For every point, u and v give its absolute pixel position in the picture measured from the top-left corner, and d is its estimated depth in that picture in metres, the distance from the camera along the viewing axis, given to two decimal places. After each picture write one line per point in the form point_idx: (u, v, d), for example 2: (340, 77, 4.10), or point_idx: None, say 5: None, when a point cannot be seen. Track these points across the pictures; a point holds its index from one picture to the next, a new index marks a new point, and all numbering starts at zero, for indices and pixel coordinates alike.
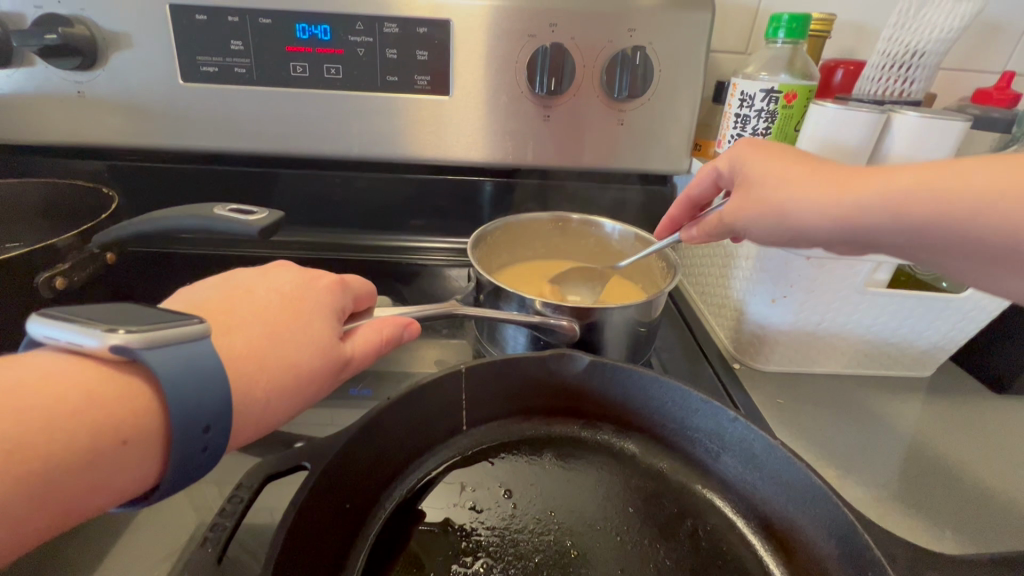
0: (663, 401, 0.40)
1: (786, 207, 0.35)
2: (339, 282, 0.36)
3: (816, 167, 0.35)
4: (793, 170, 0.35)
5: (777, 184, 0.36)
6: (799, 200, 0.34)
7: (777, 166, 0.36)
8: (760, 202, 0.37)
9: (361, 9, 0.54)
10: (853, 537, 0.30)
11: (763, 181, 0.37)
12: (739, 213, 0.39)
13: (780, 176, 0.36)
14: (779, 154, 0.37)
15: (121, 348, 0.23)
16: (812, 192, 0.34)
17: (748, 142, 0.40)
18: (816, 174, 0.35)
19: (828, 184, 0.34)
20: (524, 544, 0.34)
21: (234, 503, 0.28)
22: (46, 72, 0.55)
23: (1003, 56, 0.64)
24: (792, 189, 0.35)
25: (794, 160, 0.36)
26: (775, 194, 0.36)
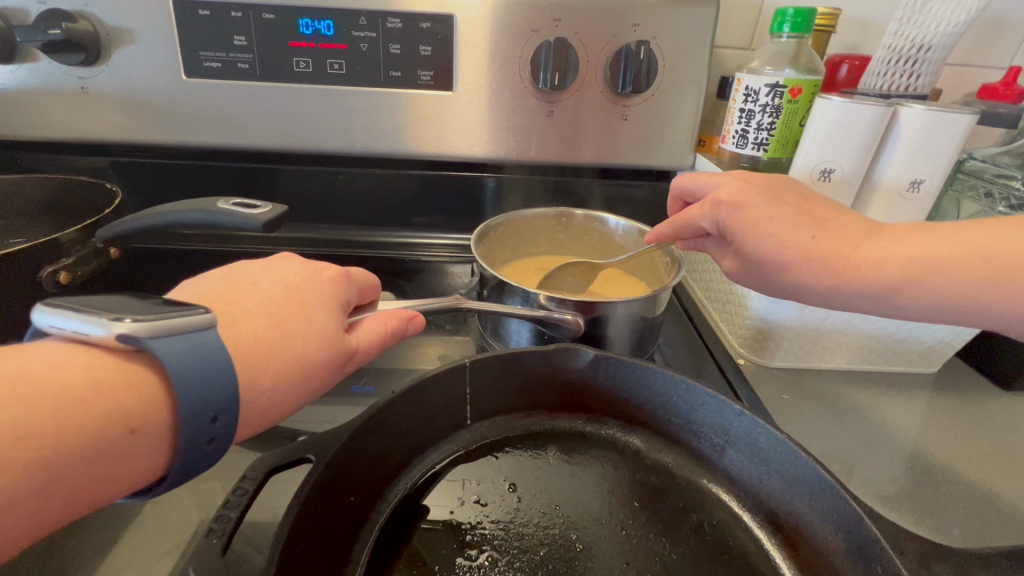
0: (667, 395, 0.39)
1: (793, 285, 0.37)
2: (344, 275, 0.36)
3: (813, 245, 0.35)
4: (790, 255, 0.36)
5: (778, 268, 0.37)
6: (804, 283, 0.36)
7: (778, 246, 0.36)
8: (766, 276, 0.38)
9: (364, 4, 0.54)
10: (861, 531, 0.30)
11: (764, 262, 0.37)
12: (747, 276, 0.40)
13: (779, 259, 0.36)
14: (773, 227, 0.36)
15: (128, 338, 0.23)
16: (818, 278, 0.36)
17: (733, 205, 0.38)
18: (817, 256, 0.35)
19: (831, 271, 0.35)
20: (529, 538, 0.34)
21: (239, 494, 0.28)
22: (50, 68, 0.55)
23: (1008, 51, 0.64)
24: (795, 272, 0.36)
25: (789, 235, 0.36)
26: (778, 274, 0.37)
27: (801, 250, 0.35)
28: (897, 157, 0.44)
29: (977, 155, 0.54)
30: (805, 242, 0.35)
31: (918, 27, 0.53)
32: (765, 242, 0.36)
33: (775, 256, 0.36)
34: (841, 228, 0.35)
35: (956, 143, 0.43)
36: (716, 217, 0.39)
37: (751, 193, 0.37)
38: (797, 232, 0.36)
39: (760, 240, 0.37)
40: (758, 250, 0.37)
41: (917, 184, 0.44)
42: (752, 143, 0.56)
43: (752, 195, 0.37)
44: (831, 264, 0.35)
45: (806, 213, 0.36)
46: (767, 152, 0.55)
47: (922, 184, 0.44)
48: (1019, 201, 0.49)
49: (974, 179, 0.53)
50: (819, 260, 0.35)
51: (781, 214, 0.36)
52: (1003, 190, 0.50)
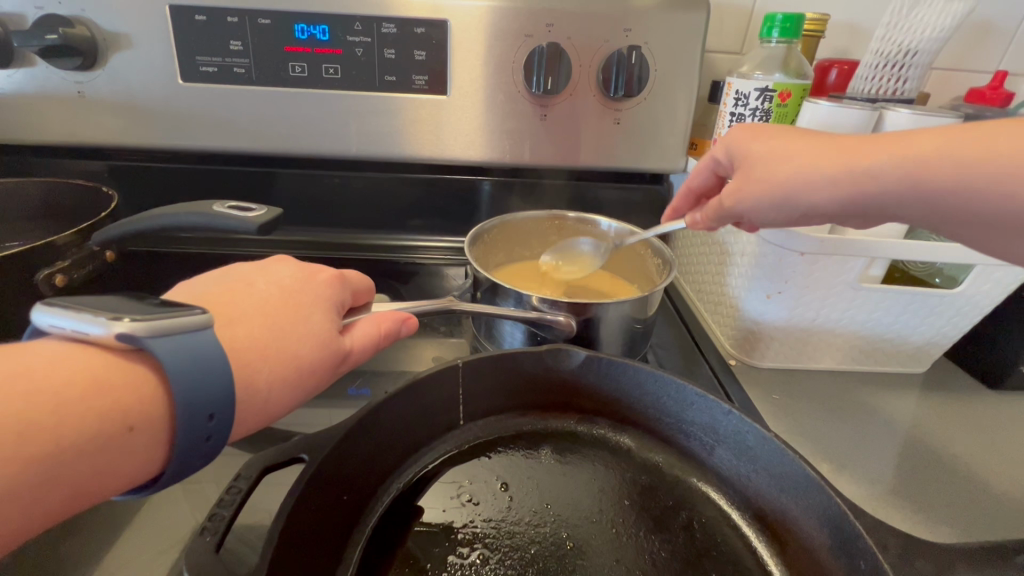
0: (658, 395, 0.40)
1: (791, 183, 0.34)
2: (338, 277, 0.36)
3: (819, 142, 0.34)
4: (796, 148, 0.35)
5: (780, 163, 0.35)
6: (805, 178, 0.34)
7: (774, 144, 0.36)
8: (763, 180, 0.36)
9: (359, 9, 0.54)
10: (846, 527, 0.31)
11: (766, 159, 0.36)
12: (744, 196, 0.37)
13: (784, 154, 0.35)
14: (779, 135, 0.36)
15: (128, 337, 0.23)
16: (819, 171, 0.33)
17: (743, 127, 0.39)
18: (819, 153, 0.34)
19: (832, 160, 0.33)
20: (520, 536, 0.35)
21: (232, 493, 0.28)
22: (47, 72, 0.55)
23: (995, 56, 0.65)
24: (795, 167, 0.34)
25: (796, 139, 0.35)
26: (778, 172, 0.35)
27: (795, 146, 0.35)
28: None
29: None
30: (801, 140, 0.35)
31: (904, 32, 0.54)
32: (763, 145, 0.36)
33: (768, 156, 0.36)
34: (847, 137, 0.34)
35: None
36: (719, 144, 0.41)
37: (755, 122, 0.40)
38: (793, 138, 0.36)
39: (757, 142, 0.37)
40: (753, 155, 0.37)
41: None
42: None
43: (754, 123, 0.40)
44: (828, 153, 0.34)
45: (803, 131, 0.37)
46: None
47: None
48: None
49: None
50: (815, 152, 0.34)
51: (787, 128, 0.37)
52: None
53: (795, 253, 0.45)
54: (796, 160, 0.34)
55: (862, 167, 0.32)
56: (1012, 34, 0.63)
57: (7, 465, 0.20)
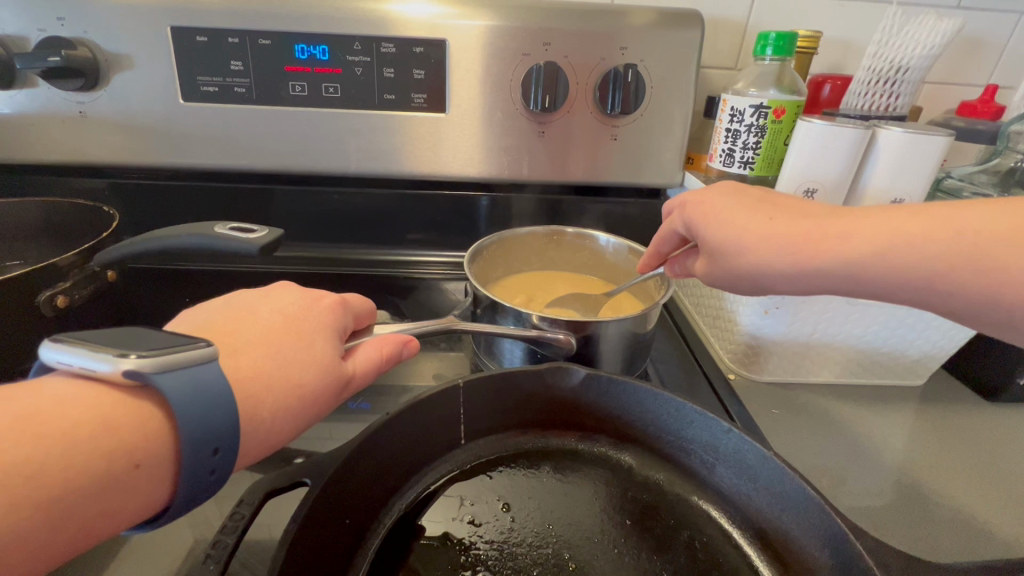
0: (658, 413, 0.40)
1: (755, 269, 0.36)
2: (341, 302, 0.37)
3: (767, 225, 0.36)
4: (748, 236, 0.36)
5: (737, 254, 0.37)
6: (763, 265, 0.36)
7: (734, 233, 0.37)
8: (727, 265, 0.38)
9: (359, 30, 0.55)
10: (845, 547, 0.31)
11: (726, 245, 0.38)
12: (715, 275, 0.40)
13: (741, 243, 0.37)
14: (731, 215, 0.38)
15: (134, 373, 0.23)
16: (776, 258, 0.35)
17: (697, 202, 0.40)
18: (773, 235, 0.36)
19: (787, 246, 0.35)
20: (522, 557, 0.35)
21: (236, 519, 0.28)
22: (49, 93, 0.56)
23: (986, 70, 0.66)
24: (755, 255, 0.36)
25: (748, 220, 0.37)
26: (739, 261, 0.37)
27: (754, 232, 0.36)
28: (878, 175, 0.45)
29: (955, 173, 0.55)
30: (761, 224, 0.36)
31: (895, 49, 0.55)
32: (720, 231, 0.38)
33: (731, 245, 0.37)
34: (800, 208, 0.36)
35: (934, 164, 0.44)
36: (677, 211, 0.42)
37: (713, 185, 0.41)
38: (750, 218, 0.37)
39: (715, 228, 0.38)
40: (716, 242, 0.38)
41: (897, 202, 0.45)
42: (738, 162, 0.57)
43: (710, 187, 0.41)
44: (786, 243, 0.35)
45: (764, 203, 0.37)
46: (753, 171, 0.57)
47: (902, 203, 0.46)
48: None
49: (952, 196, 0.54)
50: (776, 240, 0.35)
51: (736, 201, 0.38)
52: None
53: None
54: (754, 251, 0.36)
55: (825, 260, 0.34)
56: (1002, 49, 0.64)
57: (14, 509, 0.20)
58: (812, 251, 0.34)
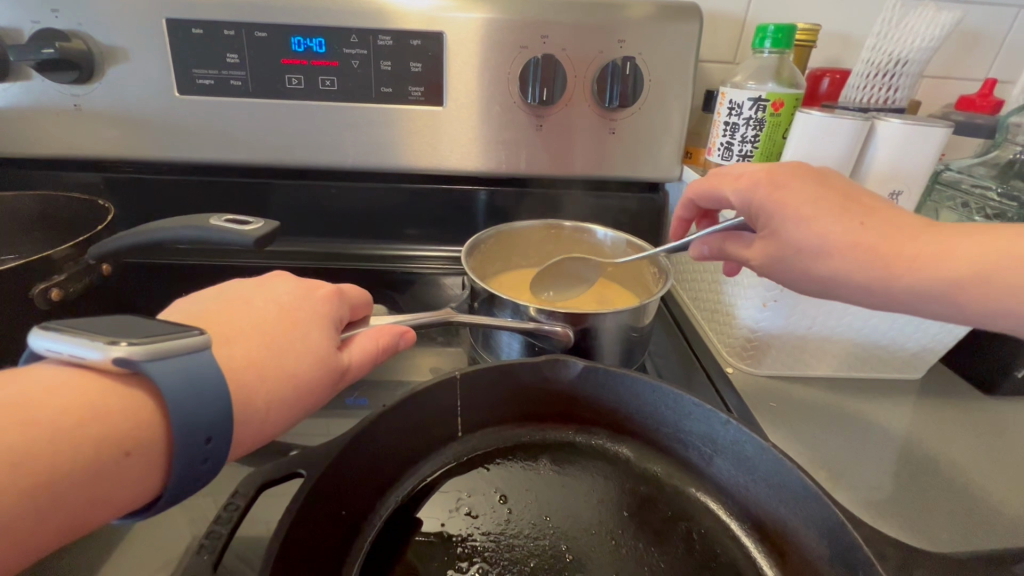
0: (656, 404, 0.40)
1: (831, 275, 0.35)
2: (337, 293, 0.37)
3: (859, 232, 0.34)
4: (837, 240, 0.34)
5: (818, 257, 0.35)
6: (844, 273, 0.35)
7: (819, 233, 0.35)
8: (799, 263, 0.36)
9: (356, 22, 0.55)
10: (844, 536, 0.31)
11: (804, 244, 0.35)
12: (776, 266, 0.38)
13: (828, 246, 0.34)
14: (815, 211, 0.35)
15: (125, 361, 0.23)
16: (861, 269, 0.34)
17: (772, 185, 0.37)
18: (861, 241, 0.34)
19: (874, 261, 0.34)
20: (519, 549, 0.35)
21: (230, 510, 0.28)
22: (43, 85, 0.55)
23: (984, 64, 0.66)
24: (840, 261, 0.34)
25: (833, 221, 0.34)
26: (818, 263, 0.35)
27: (841, 237, 0.34)
28: (877, 168, 0.45)
29: (954, 165, 0.55)
30: (849, 228, 0.34)
31: (894, 42, 0.55)
32: (803, 228, 0.35)
33: (810, 245, 0.35)
34: (885, 213, 0.35)
35: (932, 156, 0.44)
36: (742, 190, 0.38)
37: (787, 165, 0.37)
38: (836, 219, 0.34)
39: (799, 224, 0.35)
40: (792, 241, 0.36)
41: (895, 195, 0.45)
42: (737, 156, 0.57)
43: (786, 166, 0.37)
44: (875, 255, 0.34)
45: (847, 199, 0.35)
46: (752, 164, 0.56)
47: (900, 195, 0.45)
48: (994, 212, 0.51)
49: (951, 189, 0.54)
50: (863, 249, 0.34)
51: (821, 193, 0.35)
52: (980, 200, 0.52)
53: None
54: (837, 256, 0.34)
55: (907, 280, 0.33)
56: (1000, 42, 0.64)
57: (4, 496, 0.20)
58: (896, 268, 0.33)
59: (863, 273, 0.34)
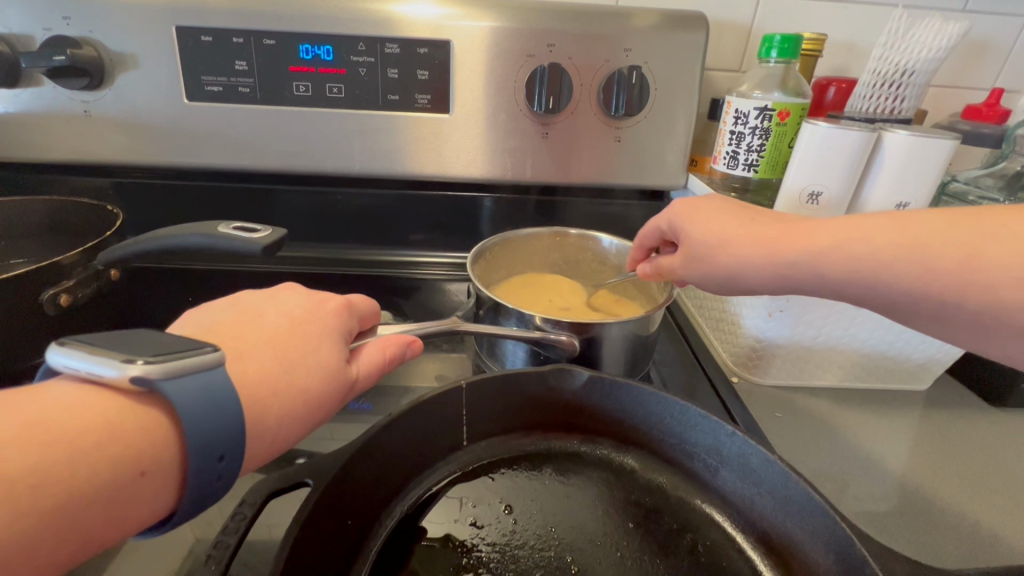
0: (661, 416, 0.40)
1: (731, 266, 0.38)
2: (347, 304, 0.37)
3: (751, 229, 0.37)
4: (727, 238, 0.38)
5: (716, 253, 0.39)
6: (741, 267, 0.37)
7: (714, 234, 0.39)
8: (706, 265, 0.40)
9: (363, 30, 0.55)
10: (852, 552, 0.31)
11: (705, 246, 0.39)
12: (695, 275, 0.41)
13: (717, 241, 0.39)
14: (714, 218, 0.40)
15: (142, 380, 0.23)
16: (751, 260, 0.37)
17: (685, 206, 0.42)
18: (753, 237, 0.37)
19: (762, 250, 0.36)
20: (523, 560, 0.34)
21: (237, 520, 0.28)
22: (54, 92, 0.56)
23: (992, 74, 0.66)
24: (731, 254, 0.38)
25: (730, 223, 0.38)
26: (717, 258, 0.39)
27: (731, 234, 0.38)
28: (883, 179, 0.45)
29: (961, 177, 0.55)
30: (741, 227, 0.38)
31: (900, 52, 0.55)
32: (702, 231, 0.40)
33: (709, 245, 0.39)
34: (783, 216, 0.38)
35: (940, 167, 0.44)
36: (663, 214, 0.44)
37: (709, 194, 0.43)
38: (732, 221, 0.39)
39: (699, 228, 0.40)
40: (695, 244, 0.40)
41: (903, 206, 0.45)
42: (742, 164, 0.57)
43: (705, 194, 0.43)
44: (762, 246, 0.36)
45: (751, 211, 0.39)
46: (757, 173, 0.56)
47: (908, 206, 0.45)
48: None
49: (958, 201, 0.54)
50: (749, 242, 0.37)
51: (720, 205, 0.40)
52: None
53: None
54: (728, 252, 0.38)
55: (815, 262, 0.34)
56: (1008, 52, 0.64)
57: (20, 515, 0.20)
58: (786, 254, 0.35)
59: (755, 261, 0.37)
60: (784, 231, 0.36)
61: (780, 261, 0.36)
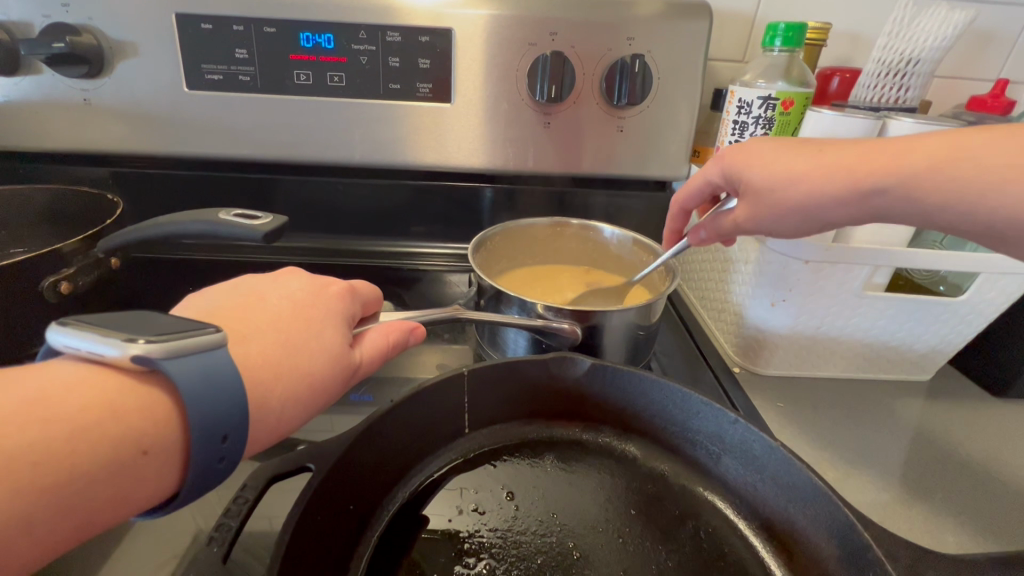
0: (664, 403, 0.40)
1: (804, 201, 0.36)
2: (349, 289, 0.37)
3: (821, 156, 0.35)
4: (800, 168, 0.36)
5: (788, 186, 0.36)
6: (819, 195, 0.35)
7: (783, 168, 0.36)
8: (774, 202, 0.37)
9: (364, 18, 0.55)
10: (854, 537, 0.30)
11: (773, 183, 0.37)
12: (758, 216, 0.39)
13: (786, 176, 0.36)
14: (775, 156, 0.37)
15: (144, 359, 0.23)
16: (834, 185, 0.34)
17: (736, 150, 0.40)
18: (827, 165, 0.35)
19: (846, 173, 0.34)
20: (526, 545, 0.34)
21: (239, 503, 0.28)
22: (53, 80, 0.56)
23: (996, 64, 0.65)
24: (808, 183, 0.35)
25: (798, 157, 0.36)
26: (787, 193, 0.36)
27: (805, 164, 0.36)
28: None
29: None
30: (812, 157, 0.36)
31: (905, 41, 0.54)
32: (765, 170, 0.37)
33: (779, 180, 0.37)
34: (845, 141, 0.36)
35: None
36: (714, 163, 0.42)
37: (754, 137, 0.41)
38: (800, 154, 0.36)
39: (762, 167, 0.37)
40: (761, 181, 0.37)
41: None
42: None
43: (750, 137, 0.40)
44: (847, 169, 0.34)
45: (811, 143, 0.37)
46: None
47: None
48: None
49: None
50: (829, 169, 0.35)
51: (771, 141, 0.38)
52: None
53: (800, 261, 0.45)
54: (804, 182, 0.35)
55: (884, 179, 0.33)
56: (1012, 42, 0.64)
57: (22, 493, 0.20)
58: (868, 177, 0.33)
59: (838, 184, 0.34)
60: (858, 150, 0.34)
61: (862, 183, 0.34)
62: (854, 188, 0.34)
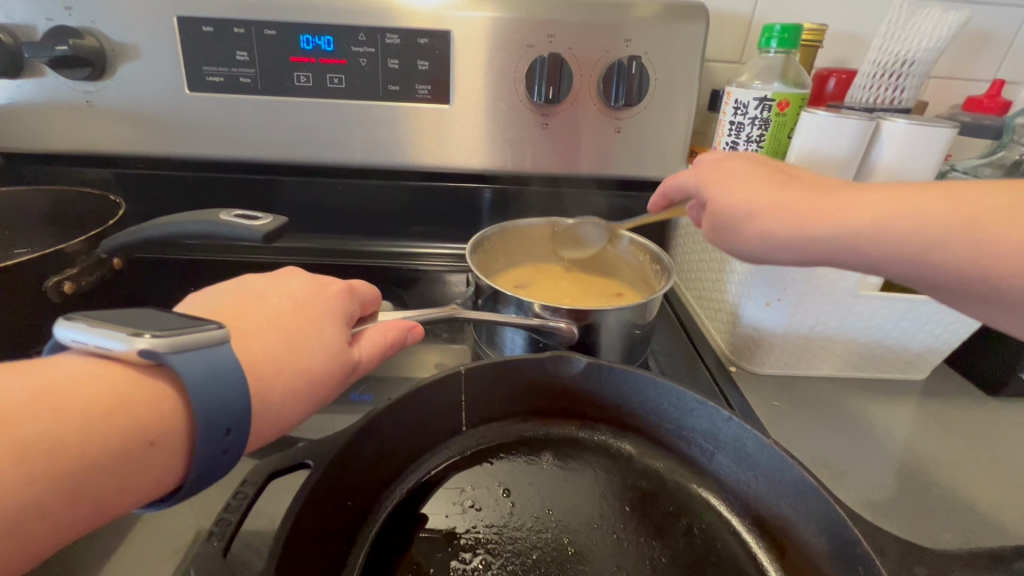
0: (659, 401, 0.40)
1: (757, 239, 0.34)
2: (348, 288, 0.37)
3: (779, 194, 0.33)
4: (757, 203, 0.34)
5: (743, 219, 0.35)
6: (767, 236, 0.33)
7: (741, 198, 0.35)
8: (730, 233, 0.36)
9: (363, 20, 0.55)
10: (844, 534, 0.31)
11: (730, 212, 0.35)
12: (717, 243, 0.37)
13: (744, 210, 0.34)
14: (739, 183, 0.35)
15: (149, 353, 0.24)
16: (778, 228, 0.33)
17: (714, 165, 0.38)
18: (781, 204, 0.33)
19: (792, 215, 0.32)
20: (521, 541, 0.35)
21: (239, 498, 0.29)
22: (56, 82, 0.56)
23: (993, 64, 0.65)
24: (758, 220, 0.34)
25: (754, 189, 0.34)
26: (743, 228, 0.35)
27: (762, 200, 0.34)
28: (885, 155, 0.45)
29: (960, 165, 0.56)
30: (770, 193, 0.34)
31: (900, 42, 0.55)
32: (727, 192, 0.36)
33: (734, 211, 0.35)
34: (776, 176, 0.35)
35: (939, 154, 0.44)
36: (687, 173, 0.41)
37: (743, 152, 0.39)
38: (760, 188, 0.34)
39: (727, 191, 0.36)
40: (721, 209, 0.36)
41: None
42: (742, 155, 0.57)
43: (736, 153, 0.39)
44: (795, 215, 0.32)
45: (780, 176, 0.35)
46: None
47: None
48: None
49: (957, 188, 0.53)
50: (779, 211, 0.33)
51: (708, 177, 0.38)
52: None
53: None
54: (757, 219, 0.34)
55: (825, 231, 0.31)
56: (1009, 43, 0.64)
57: (30, 484, 0.21)
58: (812, 229, 0.31)
59: (780, 226, 0.33)
60: (811, 197, 0.32)
61: (803, 234, 0.32)
62: (798, 238, 0.32)
